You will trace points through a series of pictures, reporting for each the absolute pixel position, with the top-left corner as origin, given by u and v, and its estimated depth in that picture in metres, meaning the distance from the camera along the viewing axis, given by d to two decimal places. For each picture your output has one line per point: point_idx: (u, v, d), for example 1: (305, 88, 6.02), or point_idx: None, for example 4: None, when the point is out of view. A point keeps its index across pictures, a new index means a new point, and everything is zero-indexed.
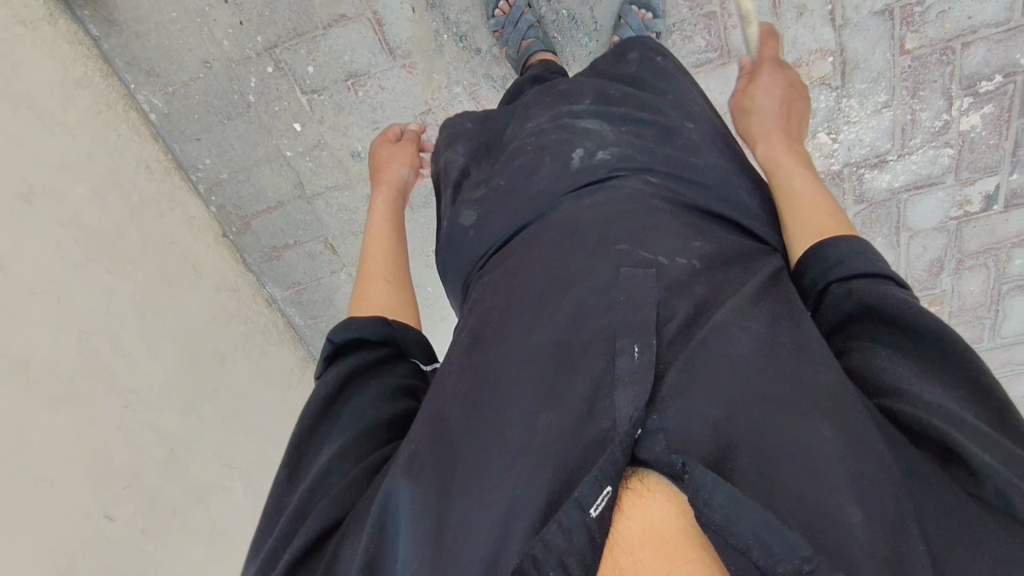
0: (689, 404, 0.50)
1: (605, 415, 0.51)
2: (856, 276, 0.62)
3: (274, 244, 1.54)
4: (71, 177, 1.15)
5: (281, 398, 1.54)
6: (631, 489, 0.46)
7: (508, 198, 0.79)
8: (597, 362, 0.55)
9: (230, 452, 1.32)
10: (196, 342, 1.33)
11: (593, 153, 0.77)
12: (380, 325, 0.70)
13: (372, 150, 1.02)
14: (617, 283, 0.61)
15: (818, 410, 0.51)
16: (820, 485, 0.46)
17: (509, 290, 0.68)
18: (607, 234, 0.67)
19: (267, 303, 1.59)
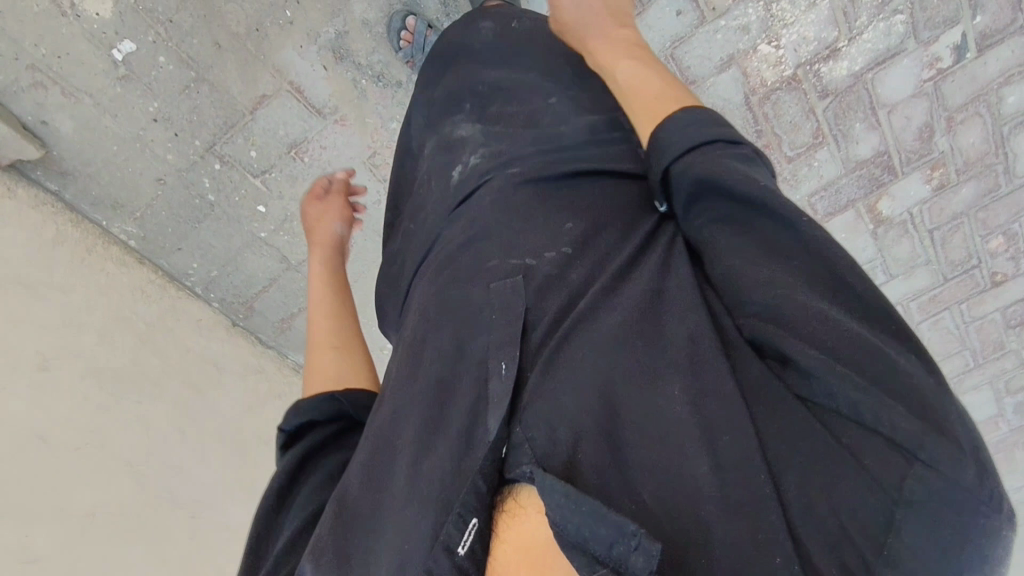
0: (551, 407, 0.50)
1: (480, 443, 0.51)
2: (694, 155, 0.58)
3: (281, 316, 1.61)
4: (78, 331, 1.23)
5: None
6: (507, 510, 0.49)
7: (414, 239, 0.82)
8: (470, 389, 0.55)
9: None
10: (240, 433, 1.43)
11: (467, 164, 0.80)
12: (329, 402, 0.71)
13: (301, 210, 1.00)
14: (492, 300, 0.60)
15: (675, 373, 0.51)
16: (676, 456, 0.47)
17: (408, 337, 0.67)
18: (484, 250, 0.66)
19: (295, 370, 1.68)
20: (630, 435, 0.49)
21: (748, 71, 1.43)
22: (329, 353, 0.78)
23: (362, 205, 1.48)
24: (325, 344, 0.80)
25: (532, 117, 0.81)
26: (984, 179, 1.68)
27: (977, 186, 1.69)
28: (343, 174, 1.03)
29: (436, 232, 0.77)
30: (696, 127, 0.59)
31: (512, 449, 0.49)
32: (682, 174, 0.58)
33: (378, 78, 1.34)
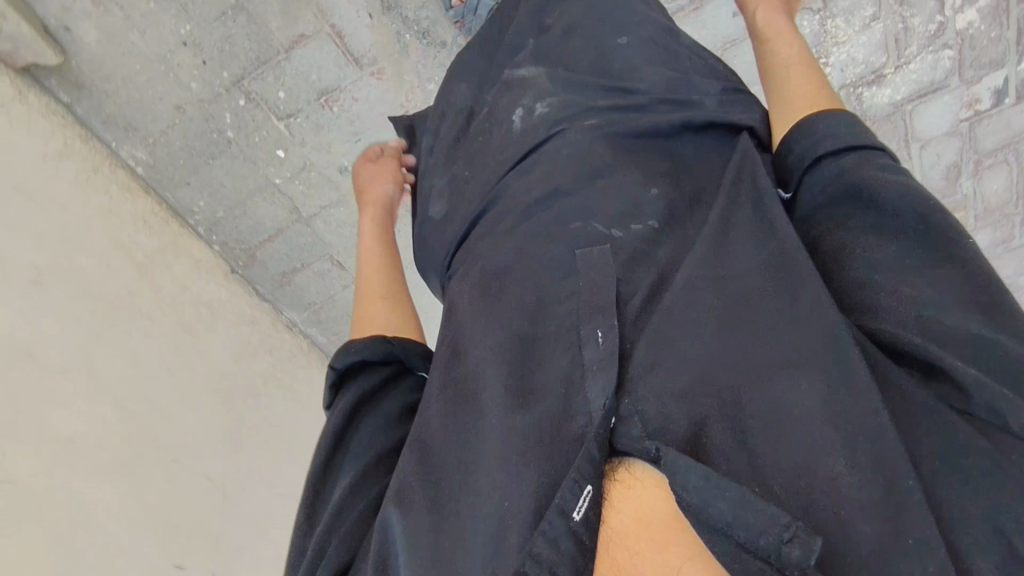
0: (657, 380, 0.56)
1: (582, 411, 0.58)
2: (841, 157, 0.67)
3: (282, 270, 1.55)
4: (76, 252, 1.19)
5: (318, 417, 1.57)
6: (620, 480, 0.53)
7: (471, 180, 0.87)
8: (565, 357, 0.62)
9: (278, 479, 1.38)
10: (226, 381, 1.37)
11: (533, 109, 0.85)
12: (380, 343, 0.78)
13: (355, 171, 1.06)
14: (577, 270, 0.67)
15: (788, 354, 0.54)
16: (800, 437, 0.50)
17: (480, 290, 0.72)
18: (562, 212, 0.73)
19: (288, 327, 1.61)
20: (745, 405, 0.53)
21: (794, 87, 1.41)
22: (377, 301, 0.87)
23: None
24: (374, 293, 0.88)
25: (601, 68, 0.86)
26: (999, 229, 1.70)
27: (991, 235, 1.71)
28: (394, 146, 1.07)
29: (497, 180, 0.83)
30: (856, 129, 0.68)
31: (621, 420, 0.55)
32: (833, 174, 0.66)
33: (422, 34, 1.31)
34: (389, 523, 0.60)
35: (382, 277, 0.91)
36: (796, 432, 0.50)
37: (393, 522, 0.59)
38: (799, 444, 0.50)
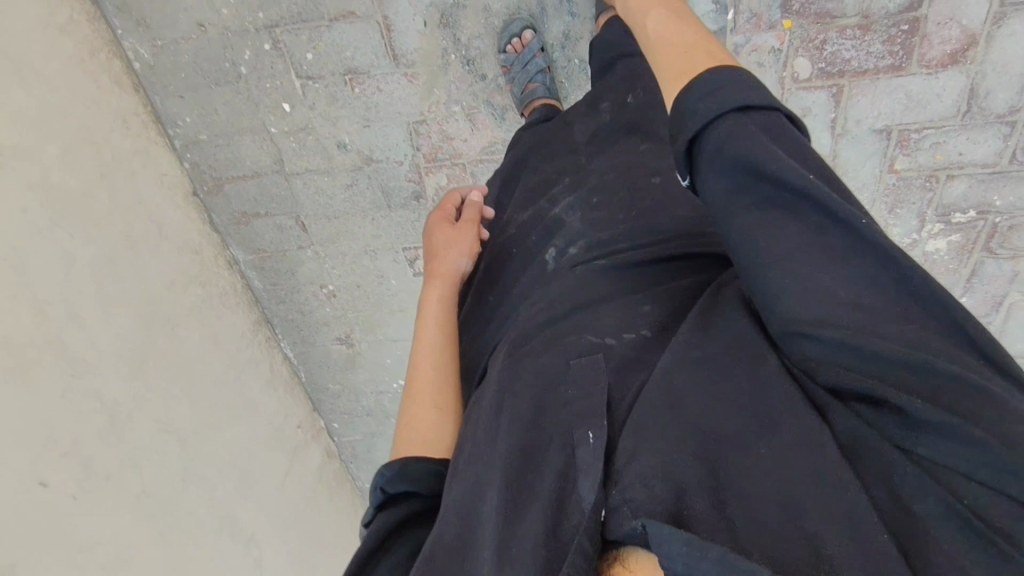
0: (631, 467, 0.56)
1: (574, 510, 0.58)
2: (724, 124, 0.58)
3: (244, 210, 1.53)
4: (44, 138, 1.12)
5: (228, 360, 1.58)
6: (615, 575, 0.51)
7: (499, 309, 0.99)
8: (560, 458, 0.63)
9: (167, 415, 1.36)
10: (150, 306, 1.33)
11: (564, 252, 0.93)
12: (432, 475, 0.80)
13: (431, 228, 1.09)
14: (570, 375, 0.71)
15: (767, 442, 0.54)
16: (790, 519, 0.50)
17: (488, 392, 0.77)
18: (565, 327, 0.78)
19: (228, 264, 1.60)
20: (735, 497, 0.52)
21: None
22: (431, 411, 0.88)
23: (384, 159, 1.43)
24: (426, 399, 0.89)
25: (627, 201, 0.93)
26: None
27: None
28: (478, 199, 1.12)
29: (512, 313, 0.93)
30: (731, 86, 0.59)
31: (612, 511, 0.54)
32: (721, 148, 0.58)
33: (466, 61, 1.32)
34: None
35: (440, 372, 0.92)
36: (788, 522, 0.50)
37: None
38: (775, 527, 0.50)
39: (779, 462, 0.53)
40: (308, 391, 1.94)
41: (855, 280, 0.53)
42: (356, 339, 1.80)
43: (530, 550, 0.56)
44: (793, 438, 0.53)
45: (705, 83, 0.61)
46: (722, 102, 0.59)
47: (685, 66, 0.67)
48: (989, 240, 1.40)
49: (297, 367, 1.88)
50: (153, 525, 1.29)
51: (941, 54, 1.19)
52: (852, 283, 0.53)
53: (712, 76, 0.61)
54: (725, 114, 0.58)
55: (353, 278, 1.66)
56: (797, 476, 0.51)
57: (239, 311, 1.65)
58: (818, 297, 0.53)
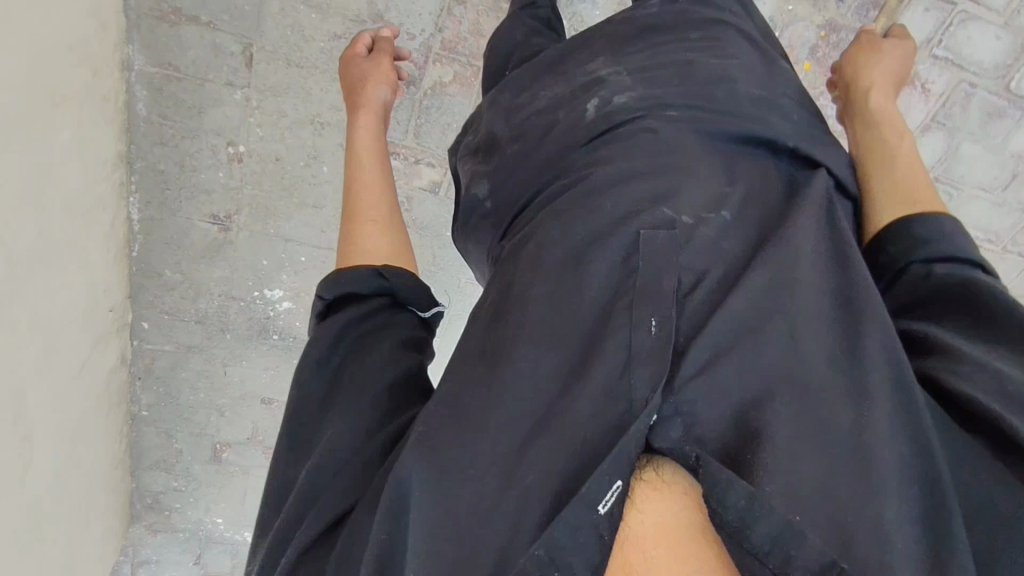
0: (716, 377, 0.59)
1: (624, 395, 0.59)
2: (940, 258, 0.73)
3: (180, 6, 1.17)
4: None
5: (85, 189, 1.16)
6: (645, 481, 0.57)
7: (523, 161, 0.83)
8: (620, 332, 0.62)
9: (10, 224, 0.93)
10: (43, 65, 0.93)
11: (608, 102, 0.81)
12: (375, 278, 0.76)
13: (345, 67, 1.06)
14: (638, 251, 0.66)
15: (847, 382, 0.59)
16: (835, 448, 0.55)
17: (551, 263, 0.69)
18: (629, 193, 0.71)
19: (119, 65, 1.19)
20: (778, 411, 0.57)
21: None
22: (372, 228, 0.84)
23: (397, 24, 1.24)
24: (367, 218, 0.85)
25: (684, 71, 0.81)
26: None
27: None
28: (388, 47, 1.08)
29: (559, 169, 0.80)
30: (952, 239, 0.73)
31: (659, 419, 0.58)
32: (921, 269, 0.73)
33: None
34: (407, 477, 0.60)
35: (377, 194, 0.88)
36: (828, 453, 0.55)
37: (411, 473, 0.60)
38: (820, 460, 0.55)
39: (816, 366, 0.60)
40: (132, 267, 1.48)
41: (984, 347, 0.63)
42: (236, 224, 1.46)
43: (561, 452, 0.59)
44: (824, 352, 0.61)
45: (932, 225, 0.76)
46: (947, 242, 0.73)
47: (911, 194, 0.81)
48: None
49: (133, 236, 1.44)
50: None
51: None
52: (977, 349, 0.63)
53: (920, 219, 0.76)
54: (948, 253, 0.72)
55: (275, 147, 1.36)
56: (816, 381, 0.59)
57: (110, 131, 1.22)
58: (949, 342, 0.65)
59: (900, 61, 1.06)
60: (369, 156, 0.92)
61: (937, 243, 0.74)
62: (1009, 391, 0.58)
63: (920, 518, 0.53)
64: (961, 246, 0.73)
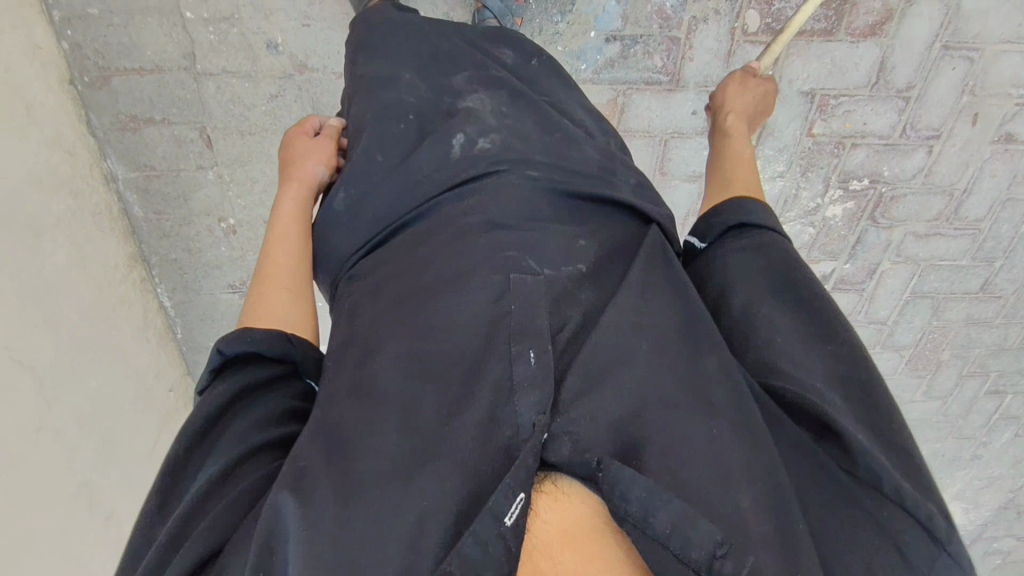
0: (593, 402, 0.62)
1: (509, 421, 0.61)
2: (760, 227, 0.83)
3: (134, 113, 1.28)
4: None
5: (98, 295, 1.31)
6: (545, 491, 0.57)
7: (382, 180, 0.85)
8: (498, 364, 0.64)
9: (22, 342, 1.07)
10: (11, 204, 1.05)
11: (474, 141, 0.85)
12: (278, 341, 0.75)
13: (286, 139, 1.00)
14: (509, 292, 0.69)
15: (723, 406, 0.62)
16: (720, 476, 0.58)
17: (419, 297, 0.72)
18: (501, 242, 0.74)
19: (103, 180, 1.33)
20: (658, 436, 0.60)
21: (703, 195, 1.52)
22: (280, 294, 0.82)
23: (321, 68, 1.28)
24: (278, 283, 0.83)
25: (543, 125, 0.88)
26: None
27: None
28: (335, 123, 1.01)
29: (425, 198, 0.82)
30: (768, 218, 0.84)
31: (552, 436, 0.59)
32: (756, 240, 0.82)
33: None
34: (281, 509, 0.59)
35: (292, 264, 0.86)
36: (717, 482, 0.57)
37: (287, 507, 0.59)
38: (707, 481, 0.57)
39: (689, 396, 0.63)
40: (180, 348, 1.64)
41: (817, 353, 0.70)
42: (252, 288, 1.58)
43: (458, 463, 0.59)
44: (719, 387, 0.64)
45: (756, 210, 0.86)
46: (770, 219, 0.84)
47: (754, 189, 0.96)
48: (816, 237, 1.63)
49: (172, 320, 1.59)
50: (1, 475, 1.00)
51: (865, 25, 1.33)
52: (812, 356, 0.70)
53: (751, 200, 0.88)
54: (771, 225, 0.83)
55: (260, 212, 1.45)
56: (693, 415, 0.61)
57: (113, 238, 1.37)
58: (772, 341, 0.72)
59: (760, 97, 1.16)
60: (291, 230, 0.89)
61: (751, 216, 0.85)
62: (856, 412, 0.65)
63: (766, 501, 0.57)
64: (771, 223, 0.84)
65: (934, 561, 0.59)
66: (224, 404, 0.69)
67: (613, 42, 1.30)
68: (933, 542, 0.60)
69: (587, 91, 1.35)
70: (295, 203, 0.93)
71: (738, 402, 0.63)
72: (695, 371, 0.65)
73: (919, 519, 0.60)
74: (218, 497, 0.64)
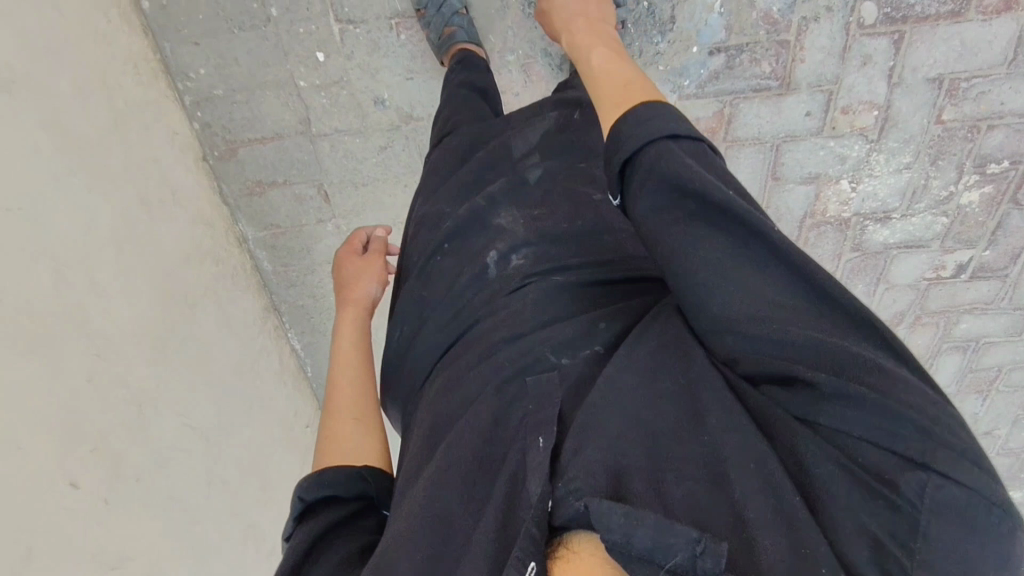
0: (582, 458, 0.55)
1: (523, 503, 0.55)
2: (650, 143, 0.62)
3: (260, 178, 1.36)
4: (57, 72, 0.92)
5: (244, 350, 1.41)
6: (558, 557, 0.50)
7: (433, 300, 0.85)
8: (513, 456, 0.60)
9: (190, 408, 1.16)
10: (171, 283, 1.15)
11: (508, 259, 0.81)
12: (354, 478, 0.73)
13: (338, 262, 1.05)
14: (527, 390, 0.65)
15: (746, 450, 0.54)
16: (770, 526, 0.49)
17: (453, 402, 0.71)
18: (532, 345, 0.70)
19: (237, 242, 1.43)
20: (668, 489, 0.52)
21: (821, 195, 1.45)
22: (349, 425, 0.80)
23: (426, 116, 1.30)
24: (345, 414, 0.82)
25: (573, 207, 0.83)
26: None
27: None
28: (379, 239, 1.08)
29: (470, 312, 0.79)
30: (653, 121, 0.63)
31: (556, 501, 0.53)
32: (652, 166, 0.61)
33: (437, 6, 1.15)
34: None
35: (357, 384, 0.86)
36: (776, 530, 0.49)
37: None
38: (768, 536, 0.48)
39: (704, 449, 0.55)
40: (313, 385, 1.75)
41: (761, 275, 0.57)
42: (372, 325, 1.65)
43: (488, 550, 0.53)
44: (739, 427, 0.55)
45: (642, 112, 0.65)
46: (648, 126, 0.63)
47: (627, 94, 0.72)
48: (950, 226, 1.52)
49: (302, 360, 1.70)
50: (184, 533, 1.09)
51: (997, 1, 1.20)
52: (756, 280, 0.57)
53: (645, 109, 0.65)
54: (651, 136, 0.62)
55: None
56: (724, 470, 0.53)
57: (249, 294, 1.47)
58: (710, 286, 0.58)
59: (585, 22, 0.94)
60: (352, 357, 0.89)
61: (666, 128, 0.63)
62: (824, 355, 0.53)
63: (786, 523, 0.49)
64: (668, 122, 0.63)
65: (925, 490, 0.47)
66: (309, 547, 0.65)
67: (717, 55, 1.26)
68: (929, 472, 0.47)
69: (691, 106, 1.32)
70: (356, 323, 0.95)
71: (732, 424, 0.56)
72: (700, 419, 0.57)
73: (908, 453, 0.48)
74: None
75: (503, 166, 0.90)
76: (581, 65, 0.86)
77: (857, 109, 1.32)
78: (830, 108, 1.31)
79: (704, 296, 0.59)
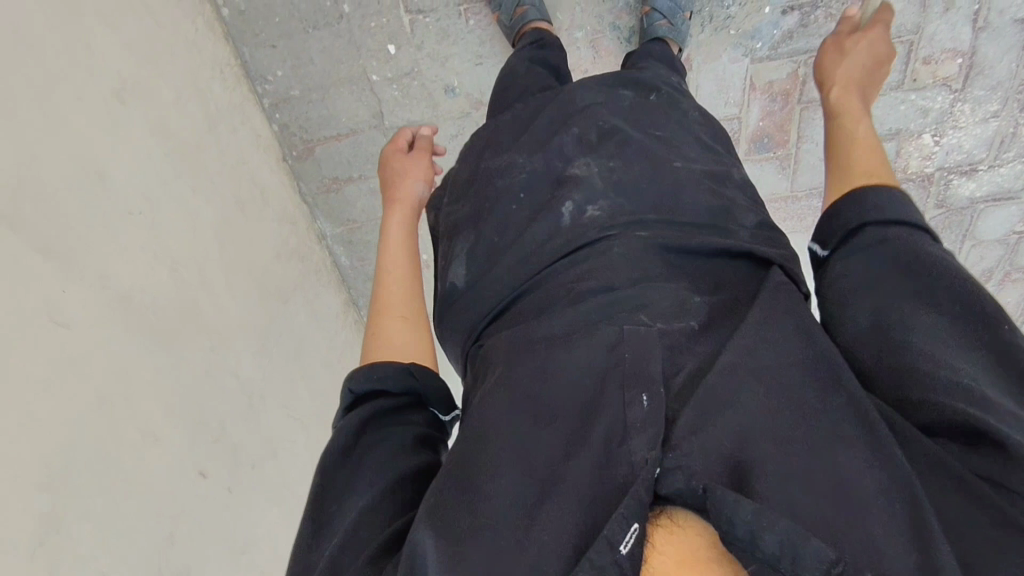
0: (703, 435, 0.52)
1: (624, 458, 0.53)
2: (890, 221, 0.64)
3: (335, 175, 1.39)
4: (158, 80, 0.97)
5: (330, 344, 1.45)
6: (660, 526, 0.49)
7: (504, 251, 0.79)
8: (610, 406, 0.57)
9: (291, 400, 1.20)
10: (266, 279, 1.19)
11: (583, 209, 0.76)
12: (402, 375, 0.69)
13: (383, 160, 1.03)
14: (625, 338, 0.61)
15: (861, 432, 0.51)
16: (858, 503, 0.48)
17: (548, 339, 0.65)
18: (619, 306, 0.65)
19: (317, 239, 1.47)
20: (776, 465, 0.50)
21: (901, 151, 1.42)
22: (396, 323, 0.76)
23: None
24: (392, 309, 0.78)
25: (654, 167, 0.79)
26: None
27: None
28: (426, 139, 1.05)
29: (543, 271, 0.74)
30: (897, 203, 0.65)
31: (664, 471, 0.51)
32: (879, 237, 0.63)
33: None
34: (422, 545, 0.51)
35: (402, 278, 0.82)
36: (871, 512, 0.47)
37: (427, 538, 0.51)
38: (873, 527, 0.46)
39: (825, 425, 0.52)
40: None
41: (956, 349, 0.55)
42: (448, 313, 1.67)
43: (580, 500, 0.52)
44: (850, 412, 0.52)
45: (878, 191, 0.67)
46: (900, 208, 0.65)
47: (866, 168, 0.73)
48: None
49: None
50: (294, 521, 1.12)
51: None
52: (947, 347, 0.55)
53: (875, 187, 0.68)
54: (897, 217, 0.64)
55: None
56: (845, 450, 0.50)
57: (330, 289, 1.51)
58: (897, 330, 0.57)
59: (868, 67, 0.94)
60: (401, 251, 0.85)
61: (883, 211, 0.65)
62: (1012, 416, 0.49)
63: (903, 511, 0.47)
64: (910, 212, 0.65)
65: None
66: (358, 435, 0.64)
67: (789, 14, 1.22)
68: None
69: (763, 70, 1.29)
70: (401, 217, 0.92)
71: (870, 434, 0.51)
72: (831, 397, 0.53)
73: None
74: (366, 535, 0.56)
75: (579, 114, 0.85)
76: (835, 111, 0.86)
77: (938, 59, 1.27)
78: (910, 59, 1.27)
79: (880, 337, 0.58)
